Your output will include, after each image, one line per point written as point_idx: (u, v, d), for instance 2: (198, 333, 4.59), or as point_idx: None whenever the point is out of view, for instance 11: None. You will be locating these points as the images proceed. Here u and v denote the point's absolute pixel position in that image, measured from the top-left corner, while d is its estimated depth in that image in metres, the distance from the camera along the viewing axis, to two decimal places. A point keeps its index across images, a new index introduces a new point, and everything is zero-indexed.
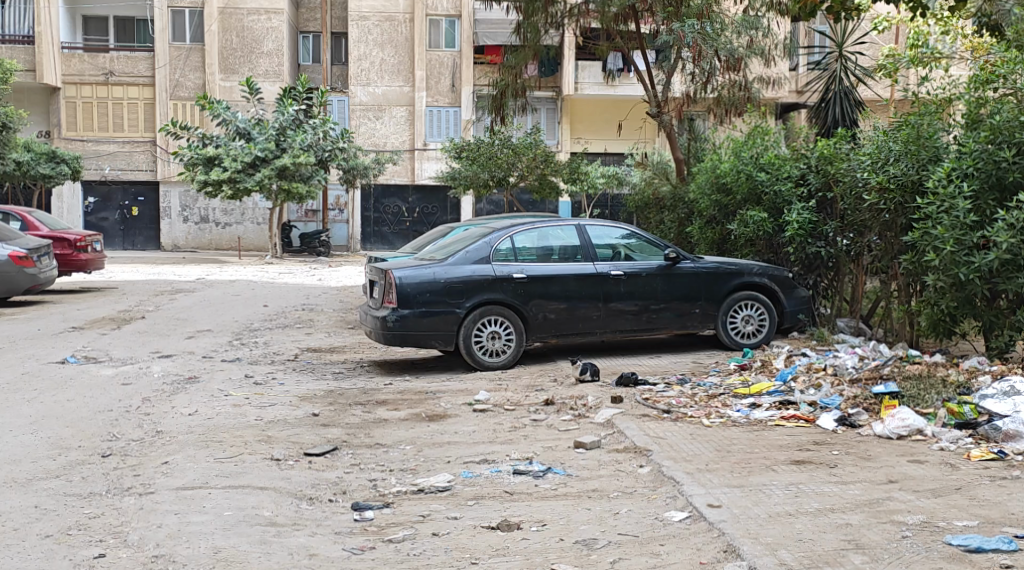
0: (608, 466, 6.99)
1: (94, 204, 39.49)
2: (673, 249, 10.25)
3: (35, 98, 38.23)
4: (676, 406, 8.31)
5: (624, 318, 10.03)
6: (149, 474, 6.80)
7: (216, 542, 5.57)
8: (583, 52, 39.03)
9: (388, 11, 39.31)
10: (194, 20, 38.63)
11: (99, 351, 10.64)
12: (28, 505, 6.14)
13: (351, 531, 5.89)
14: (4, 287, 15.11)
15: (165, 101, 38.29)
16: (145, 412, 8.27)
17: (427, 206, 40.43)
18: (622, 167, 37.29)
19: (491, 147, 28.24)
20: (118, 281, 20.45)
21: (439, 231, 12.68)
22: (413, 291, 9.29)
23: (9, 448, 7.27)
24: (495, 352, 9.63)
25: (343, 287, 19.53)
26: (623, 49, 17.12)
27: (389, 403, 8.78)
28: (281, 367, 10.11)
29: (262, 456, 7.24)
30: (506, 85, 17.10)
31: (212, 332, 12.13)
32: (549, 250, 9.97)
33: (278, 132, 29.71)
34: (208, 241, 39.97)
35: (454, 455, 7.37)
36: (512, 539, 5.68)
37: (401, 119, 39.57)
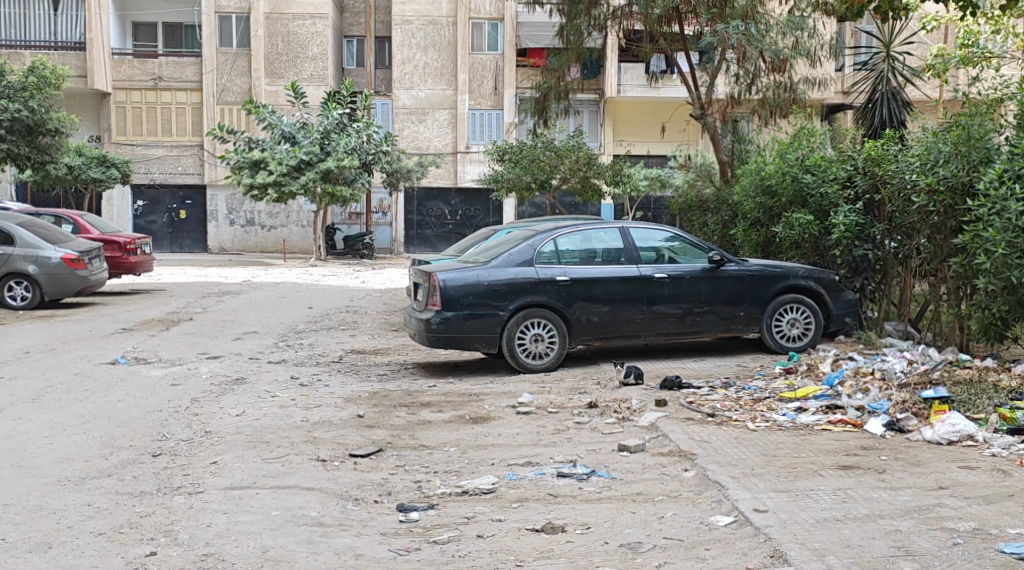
0: (653, 470, 6.96)
1: (143, 208, 40.07)
2: (717, 252, 10.18)
3: (86, 103, 38.89)
4: (721, 410, 8.27)
5: (668, 321, 9.98)
6: (198, 474, 6.90)
7: (264, 542, 5.63)
8: (626, 54, 38.94)
9: (432, 15, 39.52)
10: (241, 25, 39.08)
11: (148, 352, 10.83)
12: (82, 503, 6.25)
13: (396, 532, 5.93)
14: (56, 289, 15.36)
15: (212, 106, 38.81)
16: (194, 412, 8.40)
17: (469, 209, 40.59)
18: (666, 169, 37.21)
19: (534, 150, 28.49)
20: (166, 282, 20.83)
21: (482, 232, 12.73)
22: (457, 293, 9.34)
23: (62, 447, 7.40)
24: (538, 354, 9.65)
25: (388, 289, 19.69)
26: (667, 51, 17.07)
27: (433, 405, 8.82)
28: (326, 368, 10.22)
29: (308, 457, 7.32)
30: (549, 87, 17.27)
31: (259, 333, 12.28)
32: (593, 253, 9.95)
33: (322, 135, 29.89)
34: (254, 244, 40.50)
35: (498, 457, 7.40)
36: (558, 542, 5.68)
37: (444, 121, 39.74)
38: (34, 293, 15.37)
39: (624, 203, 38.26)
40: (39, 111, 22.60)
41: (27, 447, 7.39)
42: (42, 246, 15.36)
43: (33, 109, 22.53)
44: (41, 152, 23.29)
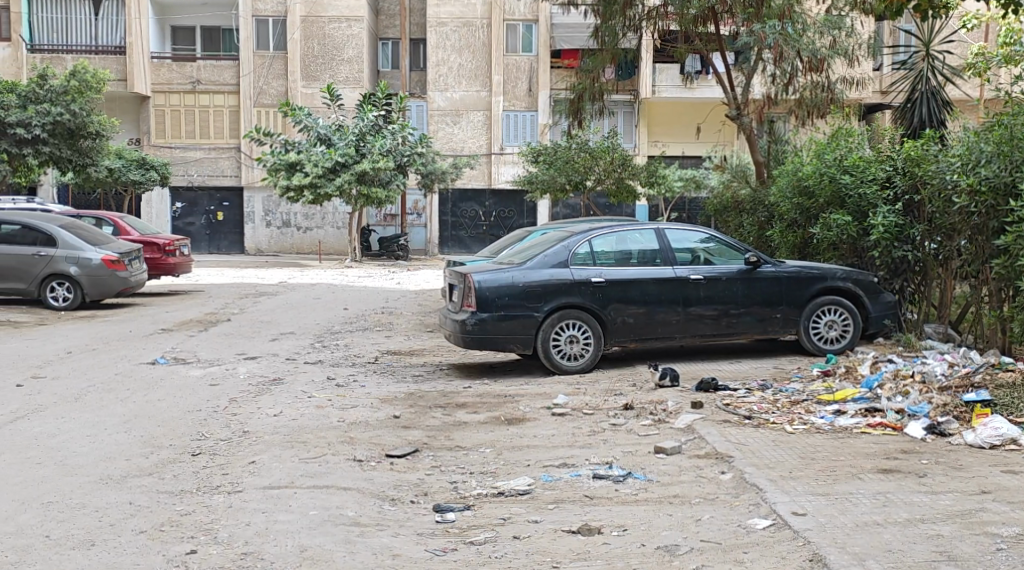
0: (690, 472, 6.93)
1: (182, 209, 40.53)
2: (754, 253, 10.12)
3: (126, 107, 39.35)
4: (758, 412, 8.21)
5: (704, 323, 9.93)
6: (237, 473, 6.96)
7: (303, 541, 5.67)
8: (661, 54, 38.85)
9: (467, 17, 39.65)
10: (278, 28, 39.40)
11: (187, 352, 10.95)
12: (124, 501, 6.33)
13: (432, 532, 5.95)
14: (97, 290, 15.58)
15: (250, 109, 39.16)
16: (232, 412, 8.48)
17: (503, 209, 40.60)
18: (701, 170, 37.06)
19: (569, 152, 28.50)
20: (202, 283, 21.07)
21: (516, 234, 12.73)
22: (492, 294, 9.36)
23: (104, 446, 7.50)
24: (573, 356, 9.63)
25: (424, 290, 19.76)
26: (703, 52, 17.02)
27: (469, 406, 8.84)
28: (362, 368, 10.29)
29: (345, 457, 7.37)
30: (584, 88, 17.21)
31: (295, 334, 12.38)
32: (628, 254, 9.92)
33: (358, 137, 30.04)
34: (290, 245, 40.77)
35: (534, 458, 7.40)
36: (594, 544, 5.68)
37: (478, 123, 39.81)
38: (75, 294, 15.59)
39: (659, 204, 38.09)
40: (80, 115, 22.97)
41: (70, 446, 7.49)
42: (83, 247, 15.57)
43: (75, 113, 22.87)
44: (81, 155, 23.70)
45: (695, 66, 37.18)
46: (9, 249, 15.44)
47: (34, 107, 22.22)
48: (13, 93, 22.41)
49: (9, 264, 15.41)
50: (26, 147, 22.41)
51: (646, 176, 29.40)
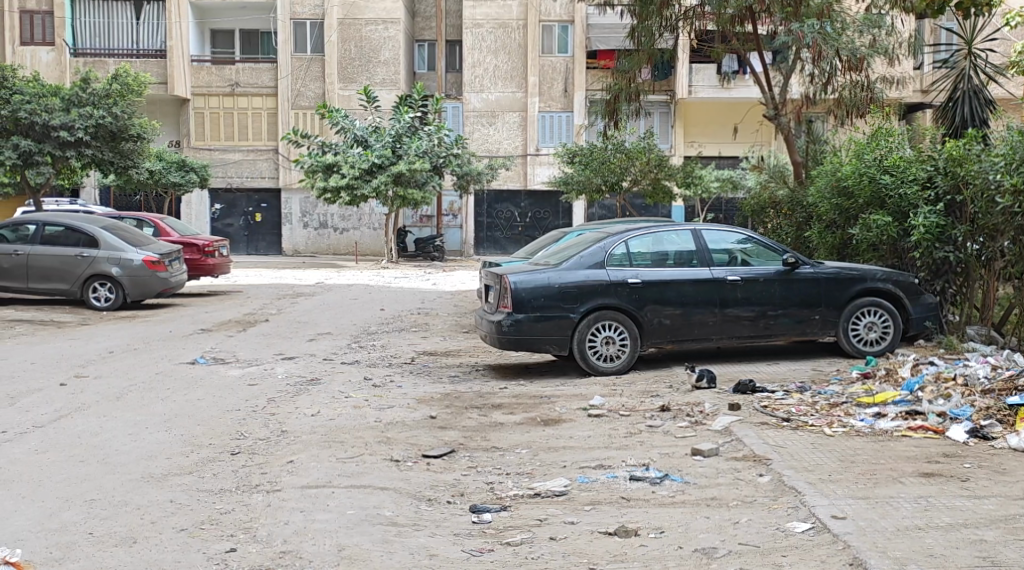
0: (727, 474, 6.89)
1: (220, 211, 40.99)
2: (792, 254, 10.04)
3: (167, 109, 39.88)
4: (797, 414, 8.15)
5: (741, 325, 9.86)
6: (275, 472, 7.03)
7: (340, 540, 5.71)
8: (698, 54, 38.70)
9: (503, 18, 39.74)
10: (315, 31, 39.74)
11: (227, 352, 11.07)
12: (165, 500, 6.40)
13: (469, 532, 5.96)
14: (139, 291, 15.79)
15: (288, 111, 39.48)
16: (271, 412, 8.55)
17: (538, 210, 40.60)
18: (737, 171, 36.79)
19: (604, 152, 28.59)
20: (241, 284, 21.29)
21: (551, 235, 12.71)
22: (528, 295, 9.36)
23: (145, 445, 7.59)
24: (609, 357, 9.61)
25: (460, 291, 19.79)
26: (739, 52, 16.94)
27: (505, 407, 8.85)
28: (399, 369, 10.34)
29: (383, 457, 7.41)
30: (620, 88, 17.10)
31: (332, 335, 12.45)
32: (664, 255, 9.88)
33: (394, 139, 30.19)
34: (327, 246, 41.06)
35: (570, 460, 7.40)
36: (631, 545, 5.66)
37: (514, 124, 39.84)
38: (117, 295, 15.80)
39: (695, 205, 37.91)
40: (122, 117, 23.24)
41: (113, 444, 7.59)
42: (126, 248, 15.80)
43: (116, 116, 23.19)
44: (123, 157, 23.96)
45: (734, 66, 37.05)
46: (53, 250, 15.70)
47: (77, 110, 22.58)
48: (57, 96, 22.59)
49: (53, 265, 15.67)
50: (70, 149, 22.81)
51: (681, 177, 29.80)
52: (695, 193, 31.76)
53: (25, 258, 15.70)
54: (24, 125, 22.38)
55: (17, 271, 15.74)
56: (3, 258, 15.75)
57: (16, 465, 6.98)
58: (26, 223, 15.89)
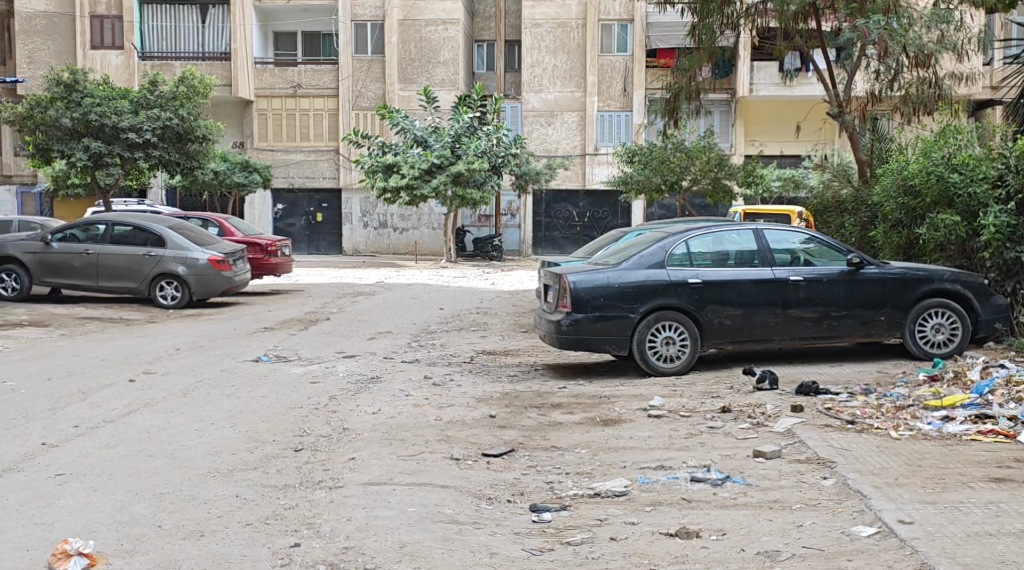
0: (790, 477, 6.80)
1: (282, 211, 41.60)
2: (857, 254, 9.89)
3: (230, 111, 40.55)
4: (861, 417, 8.01)
5: (804, 325, 9.74)
6: (337, 469, 7.12)
7: (402, 537, 5.75)
8: (759, 52, 38.34)
9: (562, 18, 39.70)
10: (376, 32, 40.13)
11: (289, 350, 11.21)
12: (231, 495, 6.52)
13: (529, 531, 5.96)
14: (204, 289, 16.09)
15: (348, 112, 39.94)
16: (333, 410, 8.64)
17: (597, 210, 40.50)
18: (800, 170, 36.41)
19: (663, 151, 28.87)
20: (302, 283, 21.55)
21: (609, 234, 12.66)
22: (587, 295, 9.35)
23: (211, 440, 7.73)
24: (669, 357, 9.55)
25: (518, 291, 19.75)
26: (802, 48, 16.77)
27: (564, 406, 8.84)
28: (458, 368, 10.37)
29: (442, 456, 7.44)
30: (680, 88, 17.03)
31: (392, 333, 12.54)
32: (725, 255, 9.79)
33: (453, 139, 30.32)
34: (387, 246, 41.43)
35: (629, 460, 7.36)
36: (693, 547, 5.61)
37: (573, 124, 39.80)
38: (183, 293, 16.13)
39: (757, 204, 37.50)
40: (188, 119, 23.70)
41: (181, 439, 7.75)
42: (191, 248, 16.08)
43: (183, 117, 23.64)
44: (189, 158, 24.45)
45: (795, 64, 36.60)
46: (122, 249, 16.05)
47: (146, 112, 23.06)
48: (126, 99, 23.10)
49: (122, 264, 16.03)
50: (138, 151, 23.35)
51: (741, 176, 29.84)
52: (756, 193, 31.53)
53: (95, 257, 16.07)
54: (95, 127, 22.94)
55: (88, 270, 16.12)
56: (74, 258, 16.14)
57: (89, 459, 7.16)
58: (96, 223, 16.26)
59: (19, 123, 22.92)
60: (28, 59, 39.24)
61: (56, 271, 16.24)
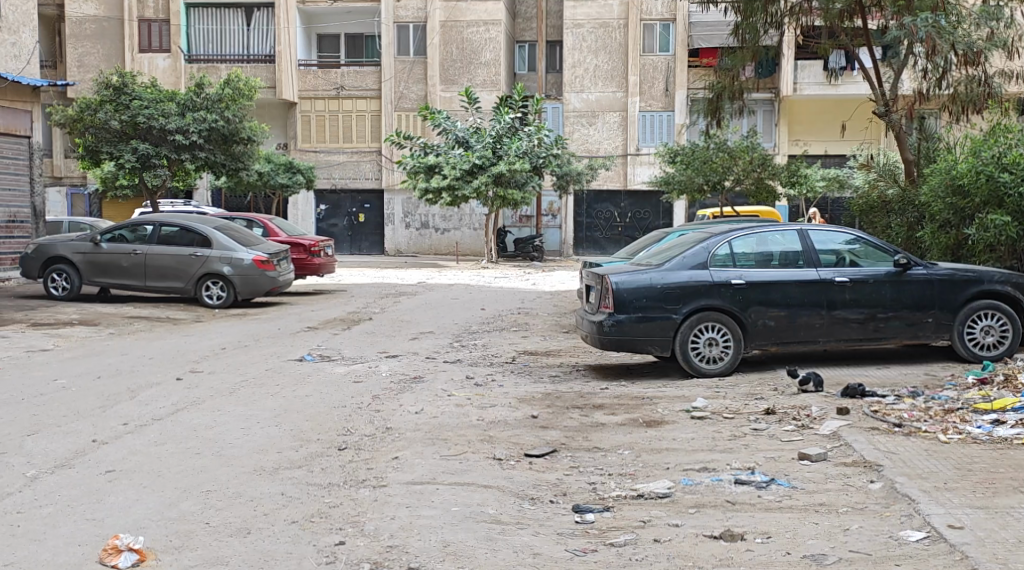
0: (836, 480, 6.73)
1: (325, 212, 41.92)
2: (903, 255, 9.78)
3: (274, 113, 40.97)
4: (909, 420, 7.90)
5: (850, 327, 9.64)
6: (381, 467, 7.16)
7: (445, 537, 5.76)
8: (803, 51, 38.03)
9: (604, 18, 39.66)
10: (418, 34, 40.40)
11: (333, 350, 11.31)
12: (276, 492, 6.58)
13: (572, 532, 5.96)
14: (249, 289, 16.28)
15: (391, 113, 40.26)
16: (376, 409, 8.71)
17: (638, 210, 40.33)
18: (845, 168, 36.03)
19: (706, 151, 28.84)
20: (344, 283, 21.74)
21: (651, 234, 12.62)
22: (630, 296, 9.32)
23: (257, 439, 7.82)
24: (712, 358, 9.49)
25: (560, 291, 19.79)
26: (849, 47, 16.66)
27: (606, 407, 8.84)
28: (500, 368, 10.40)
29: (484, 456, 7.46)
30: (723, 87, 16.94)
31: (434, 334, 12.61)
32: (769, 256, 9.72)
33: (495, 140, 30.34)
34: (429, 246, 41.66)
35: (672, 461, 7.33)
36: (737, 550, 5.56)
37: (614, 124, 39.72)
38: (229, 293, 16.33)
39: (800, 204, 37.19)
40: (234, 121, 23.97)
41: (227, 437, 7.85)
42: (236, 248, 16.28)
43: (229, 120, 23.94)
44: (235, 159, 24.81)
45: (841, 62, 36.29)
46: (169, 250, 16.28)
47: (192, 115, 23.34)
48: (173, 101, 23.41)
49: (169, 264, 16.25)
50: (185, 152, 23.68)
51: (785, 175, 29.59)
52: (800, 193, 31.28)
53: (143, 257, 16.31)
54: (143, 129, 23.26)
55: (135, 271, 16.35)
56: (122, 258, 16.38)
57: (137, 456, 7.27)
58: (143, 224, 16.50)
59: (70, 125, 23.31)
60: (78, 63, 39.91)
61: (104, 271, 16.48)
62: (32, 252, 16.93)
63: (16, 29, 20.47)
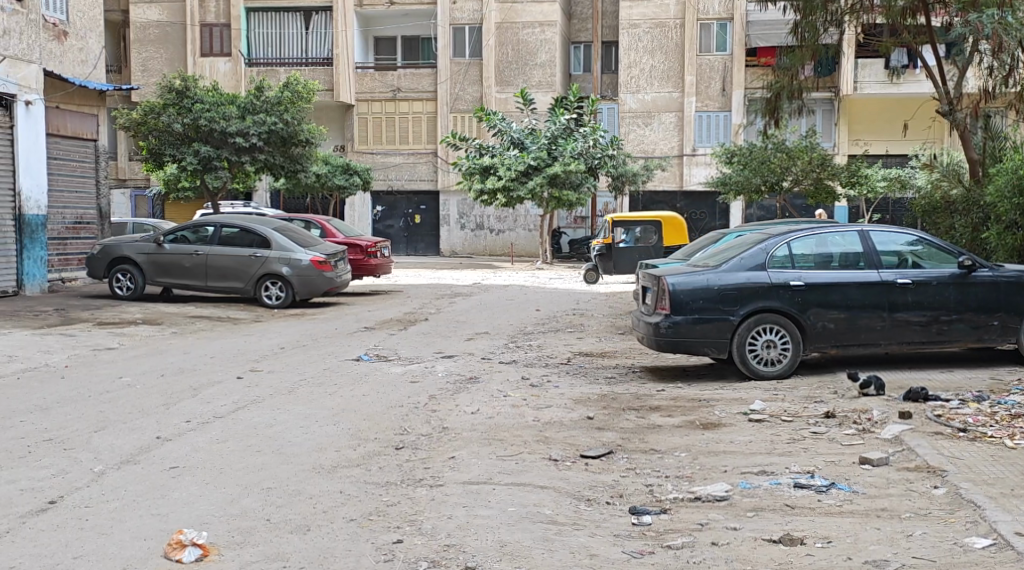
0: (898, 485, 6.62)
1: (382, 213, 42.29)
2: (968, 257, 9.61)
3: (332, 116, 41.44)
4: (973, 425, 7.74)
5: (912, 329, 9.48)
6: (437, 467, 7.20)
7: (503, 537, 5.78)
8: (864, 49, 37.48)
9: (660, 18, 39.40)
10: (474, 36, 40.53)
11: (390, 350, 11.41)
12: (335, 490, 6.65)
13: (629, 533, 5.94)
14: (307, 289, 16.48)
15: (446, 115, 40.52)
16: (433, 409, 8.77)
17: (694, 210, 40.01)
18: (907, 168, 35.41)
19: (764, 152, 28.53)
20: (399, 284, 21.92)
21: (707, 235, 12.53)
22: (687, 298, 9.26)
23: (316, 437, 7.92)
24: (770, 361, 9.39)
25: (617, 292, 19.78)
26: (911, 45, 16.41)
27: (662, 409, 8.79)
28: (556, 369, 10.42)
29: (541, 456, 7.48)
30: (781, 87, 16.73)
31: (490, 334, 12.68)
32: (830, 257, 9.60)
33: (550, 140, 30.36)
34: (483, 247, 41.85)
35: (730, 464, 7.26)
36: (797, 554, 5.49)
37: (670, 124, 39.52)
38: (288, 293, 16.55)
39: (859, 204, 36.66)
40: (293, 123, 24.29)
41: (287, 435, 7.96)
42: (295, 248, 16.50)
43: (288, 122, 24.25)
44: (293, 161, 25.19)
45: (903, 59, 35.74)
46: (230, 250, 16.56)
47: (252, 117, 23.72)
48: (234, 104, 23.78)
49: (229, 264, 16.53)
50: (245, 155, 24.10)
51: (846, 175, 29.18)
52: (861, 193, 30.81)
53: (204, 258, 16.60)
54: (204, 132, 23.66)
55: (197, 271, 16.64)
56: (184, 259, 16.68)
57: (200, 453, 7.40)
58: (204, 225, 16.79)
59: (134, 128, 23.83)
60: (142, 67, 40.80)
61: (167, 271, 16.80)
62: (97, 253, 17.30)
63: (85, 34, 20.90)
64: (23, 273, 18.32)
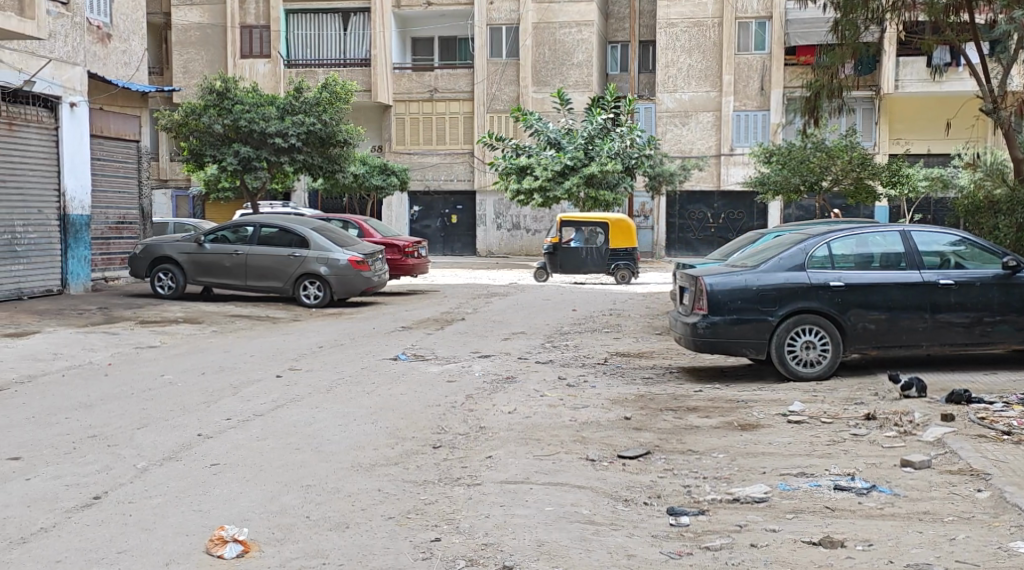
0: (940, 488, 6.53)
1: (418, 213, 42.46)
2: (1012, 257, 9.47)
3: (370, 116, 41.65)
4: (1017, 428, 7.63)
5: (954, 331, 9.36)
6: (475, 466, 7.23)
7: (540, 536, 5.78)
8: (905, 47, 37.05)
9: (698, 17, 39.22)
10: (511, 35, 40.58)
11: (427, 349, 11.47)
12: (373, 488, 6.69)
13: (666, 534, 5.92)
14: (344, 288, 16.61)
15: (483, 115, 40.62)
16: (470, 408, 8.79)
17: (732, 210, 39.75)
18: (949, 168, 34.95)
19: (803, 151, 28.32)
20: (436, 284, 22.00)
21: (746, 235, 12.44)
22: (725, 298, 9.22)
23: (355, 435, 7.97)
24: (810, 362, 9.32)
25: (655, 293, 19.72)
26: (954, 42, 16.16)
27: (700, 410, 8.75)
28: (593, 369, 10.42)
29: (578, 456, 7.48)
30: (821, 86, 16.54)
31: (526, 334, 12.69)
32: (870, 257, 9.50)
33: (587, 140, 30.34)
34: (519, 247, 41.94)
35: (770, 465, 7.21)
36: (838, 557, 5.44)
37: (708, 124, 39.31)
38: (326, 293, 16.68)
39: (900, 204, 36.29)
40: (330, 124, 24.45)
41: (326, 433, 8.02)
42: (332, 248, 16.62)
43: (326, 122, 24.41)
44: (331, 162, 25.37)
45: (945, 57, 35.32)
46: (269, 250, 16.72)
47: (290, 118, 23.89)
48: (273, 105, 23.99)
49: (268, 264, 16.70)
50: (283, 155, 24.31)
51: (886, 175, 28.87)
52: (902, 192, 30.41)
53: (243, 258, 16.78)
54: (243, 133, 23.92)
55: (236, 271, 16.83)
56: (224, 258, 16.87)
57: (240, 450, 7.48)
58: (243, 226, 16.97)
59: (176, 129, 24.17)
60: (183, 69, 41.33)
61: (207, 270, 17.00)
62: (138, 252, 17.54)
63: (126, 37, 21.20)
64: (66, 273, 18.58)
